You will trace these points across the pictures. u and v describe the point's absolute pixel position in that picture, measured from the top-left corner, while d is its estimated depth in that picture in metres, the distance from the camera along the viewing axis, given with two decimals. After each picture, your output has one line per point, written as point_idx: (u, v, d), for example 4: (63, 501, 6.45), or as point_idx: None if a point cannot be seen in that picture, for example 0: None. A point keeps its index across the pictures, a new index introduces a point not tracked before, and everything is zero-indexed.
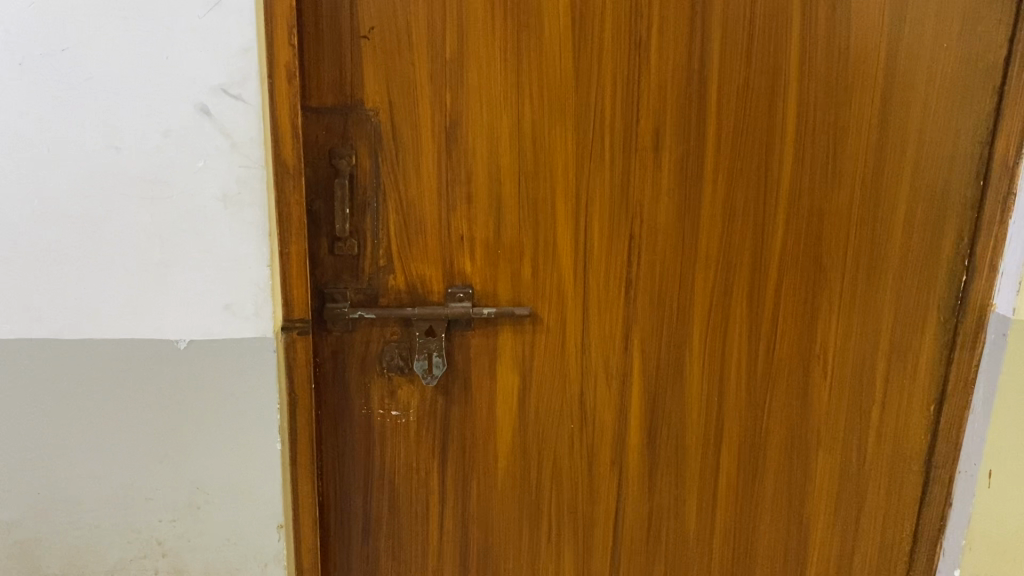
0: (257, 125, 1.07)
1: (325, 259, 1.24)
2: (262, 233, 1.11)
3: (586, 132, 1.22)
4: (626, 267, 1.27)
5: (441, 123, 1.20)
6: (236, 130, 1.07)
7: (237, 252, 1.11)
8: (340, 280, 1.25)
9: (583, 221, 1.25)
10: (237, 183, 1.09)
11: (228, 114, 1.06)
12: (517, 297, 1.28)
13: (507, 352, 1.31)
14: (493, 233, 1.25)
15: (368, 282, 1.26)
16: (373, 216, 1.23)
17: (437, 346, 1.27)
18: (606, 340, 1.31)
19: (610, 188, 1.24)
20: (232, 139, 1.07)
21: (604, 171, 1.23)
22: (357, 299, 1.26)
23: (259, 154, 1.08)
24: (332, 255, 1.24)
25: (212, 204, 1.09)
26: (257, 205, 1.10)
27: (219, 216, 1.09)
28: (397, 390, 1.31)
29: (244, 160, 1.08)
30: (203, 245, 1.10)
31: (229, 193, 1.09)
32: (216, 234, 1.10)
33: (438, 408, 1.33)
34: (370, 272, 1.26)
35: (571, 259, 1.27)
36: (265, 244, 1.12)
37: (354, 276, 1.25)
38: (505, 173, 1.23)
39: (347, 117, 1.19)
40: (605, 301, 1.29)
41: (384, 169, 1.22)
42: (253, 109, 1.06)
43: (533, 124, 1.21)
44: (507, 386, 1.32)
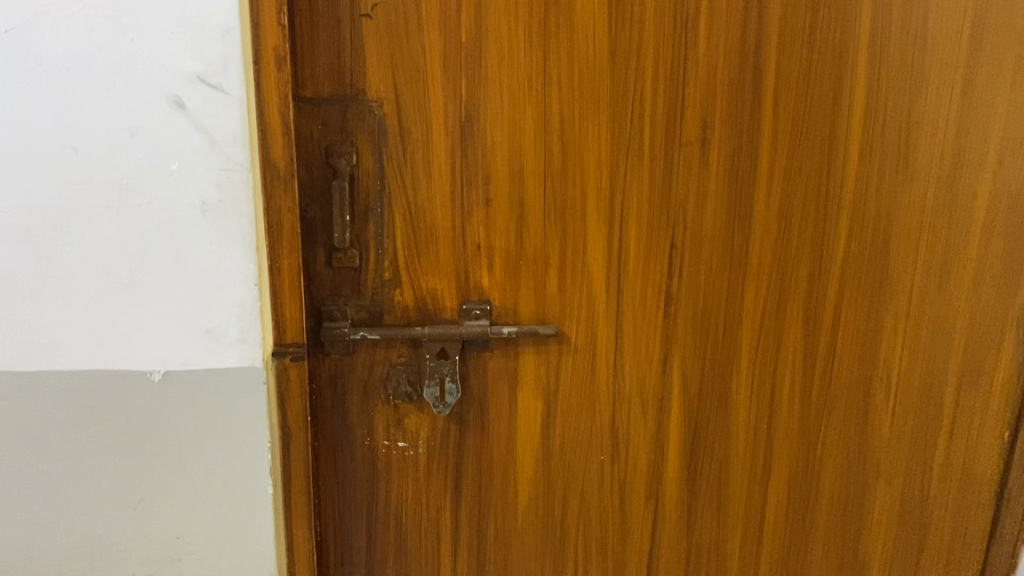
0: (241, 121, 0.91)
1: (323, 272, 1.08)
2: (248, 247, 0.95)
3: (623, 126, 1.05)
4: (666, 280, 1.12)
5: (455, 116, 1.04)
6: (216, 126, 0.90)
7: (220, 268, 0.95)
8: (340, 296, 1.10)
9: (618, 228, 1.09)
10: (218, 189, 0.93)
11: (206, 108, 0.90)
12: (541, 314, 1.12)
13: (529, 376, 1.15)
14: (514, 242, 1.09)
15: (371, 297, 1.10)
16: (376, 223, 1.07)
17: (450, 370, 1.12)
18: (642, 362, 1.15)
19: (649, 190, 1.08)
20: (212, 137, 0.91)
21: (643, 171, 1.07)
22: (359, 317, 1.11)
23: (244, 155, 0.92)
24: (330, 268, 1.08)
25: (189, 213, 0.93)
26: (242, 215, 0.94)
27: (197, 227, 0.93)
28: (404, 418, 1.16)
29: (226, 162, 0.92)
30: (179, 261, 0.94)
31: (209, 200, 0.93)
32: (194, 248, 0.94)
33: (451, 438, 1.17)
34: (374, 287, 1.10)
35: (603, 271, 1.11)
36: (251, 260, 0.95)
37: (355, 292, 1.10)
38: (528, 174, 1.07)
39: (346, 109, 1.03)
40: (640, 319, 1.13)
41: (389, 169, 1.05)
42: (236, 101, 0.90)
43: (562, 117, 1.05)
44: (529, 413, 1.17)
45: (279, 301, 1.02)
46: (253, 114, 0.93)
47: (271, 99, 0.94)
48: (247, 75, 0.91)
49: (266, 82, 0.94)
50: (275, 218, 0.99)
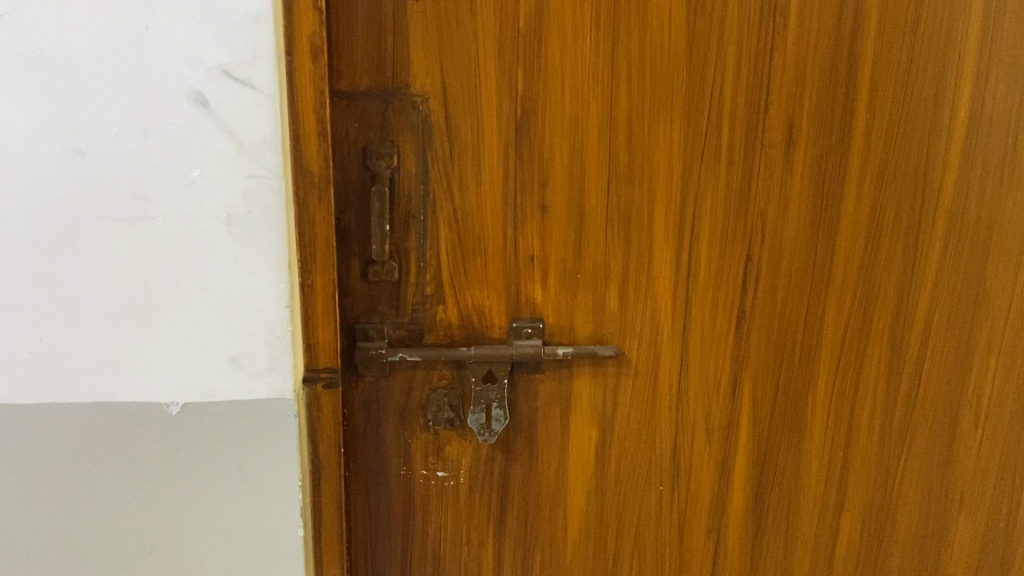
0: (272, 121, 0.79)
1: (357, 287, 0.97)
2: (279, 265, 0.83)
3: (699, 125, 0.94)
4: (740, 295, 1.01)
5: (510, 113, 0.92)
6: (244, 127, 0.79)
7: (247, 289, 0.83)
8: (376, 313, 0.98)
9: (688, 238, 0.98)
10: (246, 199, 0.81)
11: (233, 107, 0.78)
12: (599, 333, 1.01)
13: (583, 401, 1.04)
14: (572, 254, 0.98)
15: (411, 314, 0.99)
16: (418, 232, 0.95)
17: (498, 395, 1.00)
18: (709, 385, 1.04)
19: (725, 195, 0.97)
20: (239, 140, 0.79)
21: (719, 175, 0.96)
22: (397, 336, 0.99)
23: (276, 161, 0.80)
24: (365, 282, 0.96)
25: (213, 227, 0.81)
26: (273, 229, 0.82)
27: (221, 243, 0.82)
28: (445, 447, 1.05)
29: (255, 168, 0.80)
30: (201, 281, 0.82)
31: (235, 212, 0.81)
32: (218, 267, 0.82)
33: (496, 468, 1.06)
34: (414, 303, 0.98)
35: (670, 285, 1.00)
36: (283, 279, 0.84)
37: (393, 308, 0.98)
38: (590, 178, 0.95)
39: (387, 104, 0.90)
40: (709, 338, 1.02)
41: (433, 172, 0.93)
42: (267, 99, 0.78)
43: (630, 114, 0.93)
44: (582, 441, 1.05)
45: (311, 322, 0.91)
46: (285, 113, 0.81)
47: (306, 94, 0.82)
48: (280, 69, 0.79)
49: (300, 75, 0.82)
50: (308, 229, 0.87)
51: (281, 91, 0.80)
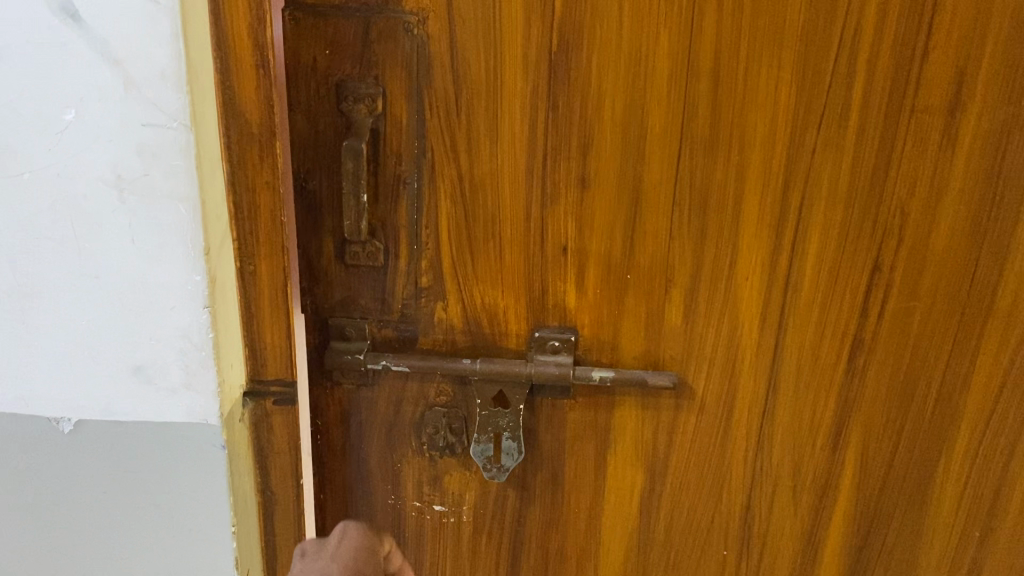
0: (172, 45, 0.53)
1: (331, 271, 0.73)
2: (193, 250, 0.59)
3: (819, 77, 0.64)
4: (854, 320, 0.72)
5: (541, 46, 0.64)
6: (131, 52, 0.53)
7: (150, 280, 0.60)
8: (355, 306, 0.74)
9: (788, 236, 0.69)
10: (141, 156, 0.56)
11: (114, 21, 0.52)
12: (653, 353, 0.74)
13: (626, 438, 0.78)
14: (622, 247, 0.71)
15: (400, 311, 0.74)
16: (411, 203, 0.70)
17: (511, 424, 0.75)
18: (800, 432, 0.77)
19: (849, 178, 0.67)
20: (126, 70, 0.54)
21: (843, 151, 0.66)
22: (382, 337, 0.75)
23: (183, 103, 0.55)
24: (340, 265, 0.72)
25: (99, 193, 0.57)
26: (182, 201, 0.57)
27: (111, 215, 0.58)
28: (442, 478, 0.81)
29: (152, 113, 0.55)
30: (89, 266, 0.59)
31: (127, 173, 0.57)
32: (109, 248, 0.59)
33: (508, 509, 0.82)
34: (405, 297, 0.74)
35: (756, 298, 0.72)
36: (199, 271, 0.60)
37: (377, 301, 0.74)
38: (653, 144, 0.67)
39: (369, 27, 0.64)
40: (806, 371, 0.74)
41: (432, 123, 0.67)
42: (162, 10, 0.52)
43: (718, 55, 0.64)
44: (622, 487, 0.80)
45: (256, 321, 0.67)
46: (202, 32, 0.56)
47: (236, 6, 0.57)
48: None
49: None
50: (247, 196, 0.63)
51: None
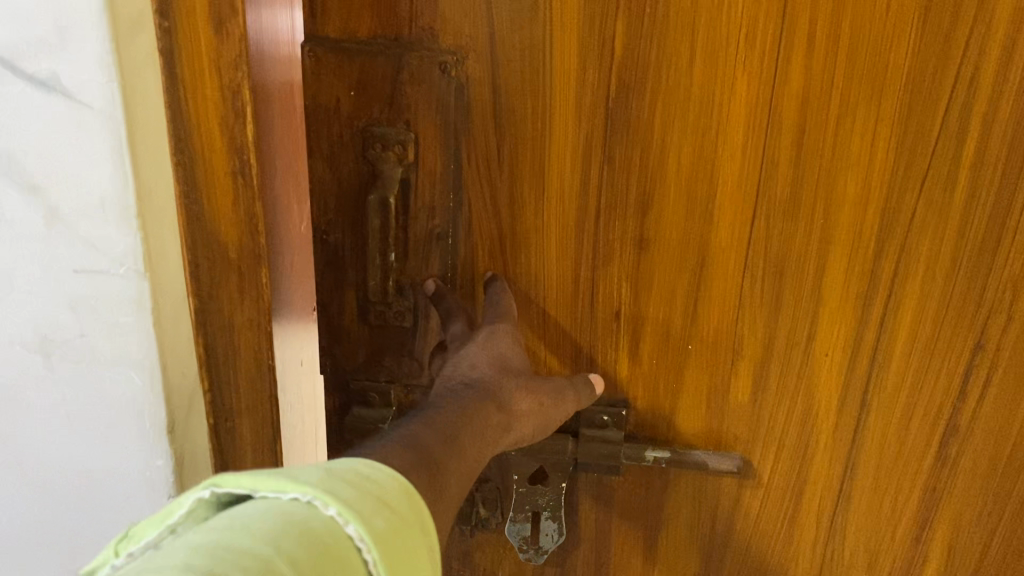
0: (114, 181, 0.41)
1: (354, 330, 0.64)
2: (154, 430, 0.47)
3: (923, 132, 0.54)
4: (948, 405, 0.62)
5: (598, 92, 0.55)
6: (57, 177, 0.40)
7: (99, 457, 0.48)
8: (381, 368, 0.65)
9: (878, 310, 0.60)
10: (76, 314, 0.44)
11: (35, 143, 0.40)
12: (715, 431, 0.66)
13: (681, 518, 0.70)
14: (683, 315, 0.62)
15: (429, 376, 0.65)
16: (443, 259, 0.61)
17: (551, 503, 0.68)
18: (881, 522, 0.68)
19: (954, 247, 0.57)
20: (53, 200, 0.41)
21: (948, 216, 0.57)
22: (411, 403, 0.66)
23: (131, 243, 0.42)
24: (364, 323, 0.64)
25: (24, 357, 0.45)
26: (132, 364, 0.45)
27: (41, 384, 0.46)
28: (475, 553, 0.73)
29: (85, 255, 0.42)
30: (23, 435, 0.48)
31: (59, 333, 0.44)
32: (42, 417, 0.47)
33: None
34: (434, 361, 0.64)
35: (836, 377, 0.63)
36: (160, 455, 0.48)
37: (405, 363, 0.65)
38: (724, 204, 0.58)
39: (399, 65, 0.56)
40: (891, 457, 0.65)
41: (469, 173, 0.59)
42: (98, 118, 0.39)
43: (805, 105, 0.54)
44: (675, 568, 0.72)
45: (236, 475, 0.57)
46: (158, 147, 0.44)
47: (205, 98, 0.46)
48: (129, 56, 0.40)
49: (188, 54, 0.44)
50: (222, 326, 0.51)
51: (143, 119, 0.41)
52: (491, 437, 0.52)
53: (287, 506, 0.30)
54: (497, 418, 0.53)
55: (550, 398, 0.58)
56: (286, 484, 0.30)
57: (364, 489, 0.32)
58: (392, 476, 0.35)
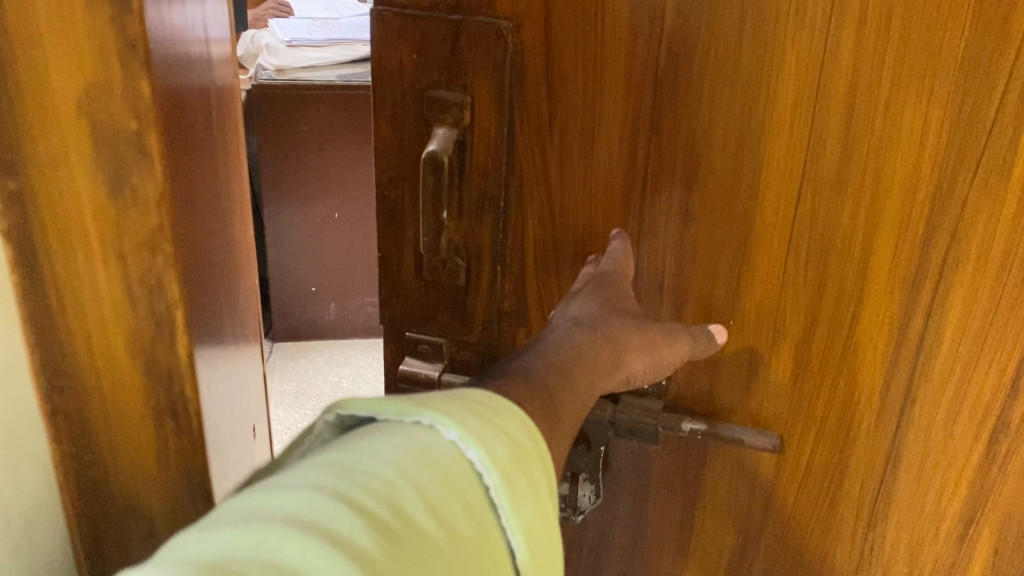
0: None
1: (409, 286, 0.67)
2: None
3: (979, 116, 0.53)
4: (998, 404, 0.61)
5: (646, 63, 0.57)
6: None
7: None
8: (432, 324, 0.68)
9: (926, 297, 0.59)
10: None
11: None
12: (754, 409, 0.66)
13: (719, 492, 0.71)
14: (725, 291, 0.62)
15: (480, 334, 0.68)
16: (495, 222, 0.63)
17: (589, 464, 0.70)
18: (924, 518, 0.66)
19: (1008, 237, 0.56)
20: None
21: (1004, 204, 0.55)
22: (461, 359, 0.70)
23: None
24: (422, 281, 0.67)
25: None
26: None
27: None
28: None
29: None
30: None
31: None
32: None
33: (586, 550, 0.76)
34: (485, 319, 0.67)
35: (880, 364, 0.62)
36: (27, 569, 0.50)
37: (455, 321, 0.67)
38: (770, 181, 0.58)
39: (458, 33, 0.58)
40: (935, 451, 0.64)
41: (522, 138, 0.61)
42: None
43: (855, 83, 0.54)
44: (713, 543, 0.73)
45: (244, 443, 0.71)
46: None
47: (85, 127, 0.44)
48: None
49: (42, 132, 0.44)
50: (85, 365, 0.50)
51: None
52: (602, 371, 0.56)
53: (411, 429, 0.39)
54: (608, 352, 0.56)
55: (664, 341, 0.59)
56: (407, 411, 0.40)
57: (485, 420, 0.41)
58: (513, 409, 0.43)
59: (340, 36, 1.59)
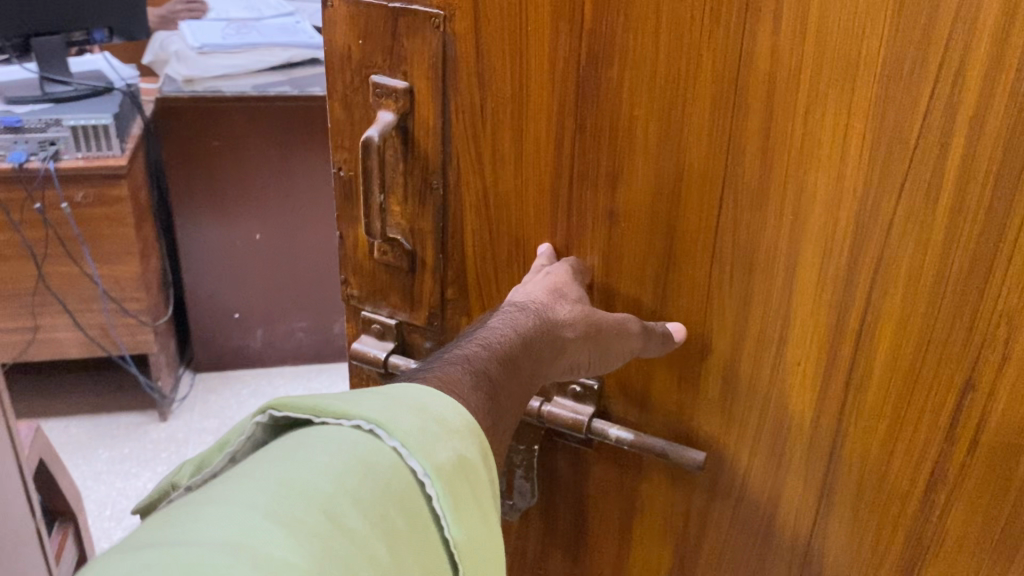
0: None
1: (364, 262, 0.68)
2: None
3: (902, 130, 0.50)
4: (940, 439, 0.57)
5: (569, 60, 0.56)
6: None
7: None
8: (384, 302, 0.69)
9: (856, 316, 0.56)
10: None
11: None
12: (684, 425, 0.65)
13: (654, 511, 0.69)
14: (653, 297, 0.61)
15: (426, 319, 0.68)
16: (437, 210, 0.64)
17: (524, 462, 0.69)
18: (858, 552, 0.63)
19: (939, 261, 0.52)
20: None
21: (933, 226, 0.52)
22: (412, 343, 0.70)
23: None
24: (373, 262, 0.68)
25: None
26: None
27: None
28: None
29: None
30: None
31: None
32: None
33: (531, 550, 0.76)
34: (431, 304, 0.67)
35: (811, 384, 0.60)
36: None
37: (405, 303, 0.68)
38: (690, 188, 0.57)
39: (396, 17, 0.58)
40: (871, 482, 0.61)
41: (457, 129, 0.61)
42: None
43: (773, 88, 0.52)
44: (650, 563, 0.71)
45: None
46: None
47: None
48: None
49: None
50: None
51: None
52: (539, 359, 0.55)
53: (350, 431, 0.38)
54: (548, 341, 0.55)
55: (609, 329, 0.58)
56: (346, 412, 0.38)
57: (429, 418, 0.40)
58: (456, 410, 0.42)
59: (252, 41, 1.53)
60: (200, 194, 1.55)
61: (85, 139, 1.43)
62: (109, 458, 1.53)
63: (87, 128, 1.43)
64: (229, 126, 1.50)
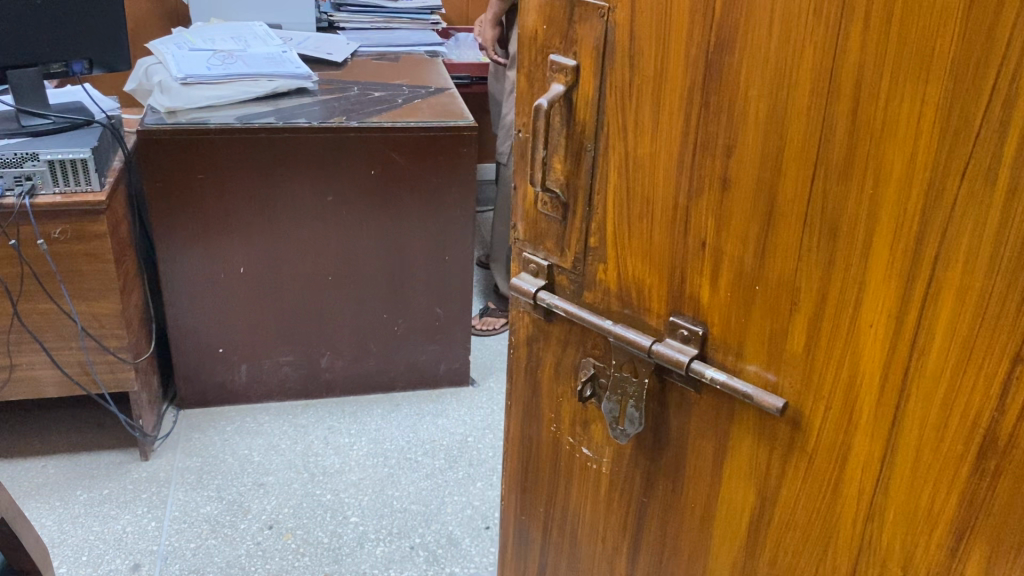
0: None
1: (527, 211, 0.83)
2: None
3: (964, 120, 0.56)
4: (992, 409, 0.62)
5: (700, 44, 0.67)
6: None
7: None
8: (540, 245, 0.84)
9: (921, 287, 0.62)
10: None
11: None
12: (774, 378, 0.73)
13: (742, 453, 0.78)
14: (753, 255, 0.71)
15: (572, 263, 0.83)
16: (590, 169, 0.77)
17: (636, 393, 0.81)
18: (915, 511, 0.69)
19: (994, 241, 0.58)
20: None
21: (991, 209, 0.57)
22: (559, 282, 0.85)
23: None
24: (535, 211, 0.83)
25: None
26: None
27: None
28: (590, 424, 0.90)
29: None
30: None
31: None
32: None
33: (639, 474, 0.88)
34: (576, 252, 0.82)
35: (880, 348, 0.66)
36: None
37: (557, 247, 0.83)
38: (790, 158, 0.65)
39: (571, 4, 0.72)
40: (929, 446, 0.66)
41: (611, 99, 0.74)
42: None
43: (860, 74, 0.60)
44: (739, 496, 0.80)
45: None
46: None
47: None
48: None
49: None
50: None
51: None
52: None
53: None
54: None
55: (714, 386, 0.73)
56: None
57: None
58: None
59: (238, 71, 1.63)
60: (190, 224, 1.57)
61: (63, 174, 1.42)
62: (88, 499, 1.52)
63: (65, 162, 1.41)
64: (215, 155, 1.53)
